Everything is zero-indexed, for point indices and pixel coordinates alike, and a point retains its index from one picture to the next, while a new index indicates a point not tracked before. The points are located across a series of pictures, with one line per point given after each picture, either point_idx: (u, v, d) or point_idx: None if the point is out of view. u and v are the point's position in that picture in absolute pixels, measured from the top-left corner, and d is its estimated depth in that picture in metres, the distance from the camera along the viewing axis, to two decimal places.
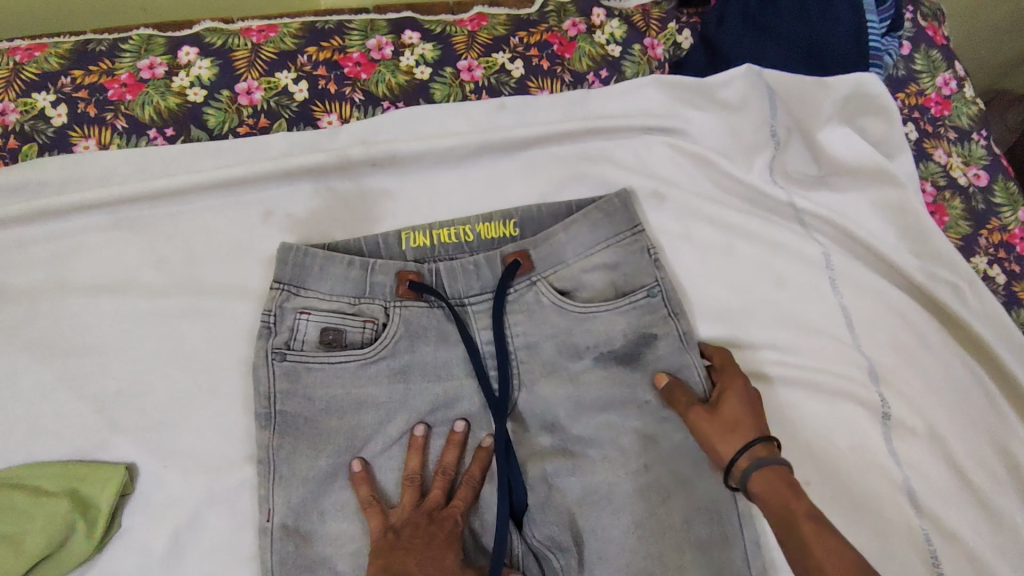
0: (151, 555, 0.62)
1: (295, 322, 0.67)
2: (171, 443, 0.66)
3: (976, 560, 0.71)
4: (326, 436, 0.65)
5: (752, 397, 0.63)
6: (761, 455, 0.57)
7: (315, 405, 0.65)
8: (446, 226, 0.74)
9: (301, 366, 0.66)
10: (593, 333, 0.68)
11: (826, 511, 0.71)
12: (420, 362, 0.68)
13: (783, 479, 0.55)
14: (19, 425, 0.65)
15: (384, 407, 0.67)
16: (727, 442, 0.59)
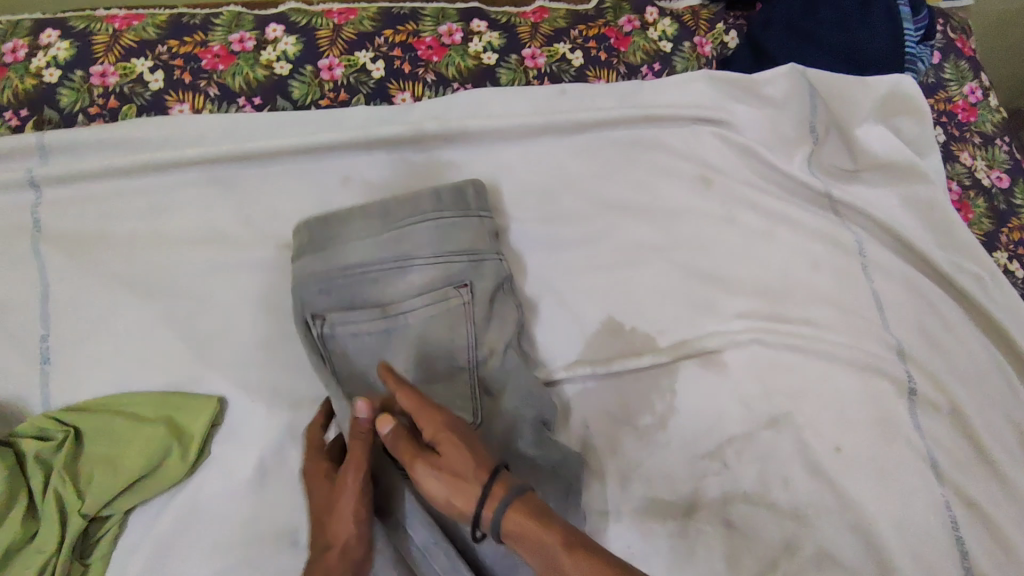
0: (237, 480, 0.69)
1: (328, 292, 0.71)
2: (257, 381, 0.72)
3: (991, 526, 0.76)
4: (378, 391, 0.71)
5: (460, 434, 0.54)
6: (504, 498, 0.51)
7: (360, 365, 0.71)
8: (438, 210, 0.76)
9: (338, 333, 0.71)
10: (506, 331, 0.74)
11: (855, 476, 0.76)
12: (448, 338, 0.73)
13: (523, 518, 0.50)
14: (119, 358, 0.71)
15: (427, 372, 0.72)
16: (468, 498, 0.51)
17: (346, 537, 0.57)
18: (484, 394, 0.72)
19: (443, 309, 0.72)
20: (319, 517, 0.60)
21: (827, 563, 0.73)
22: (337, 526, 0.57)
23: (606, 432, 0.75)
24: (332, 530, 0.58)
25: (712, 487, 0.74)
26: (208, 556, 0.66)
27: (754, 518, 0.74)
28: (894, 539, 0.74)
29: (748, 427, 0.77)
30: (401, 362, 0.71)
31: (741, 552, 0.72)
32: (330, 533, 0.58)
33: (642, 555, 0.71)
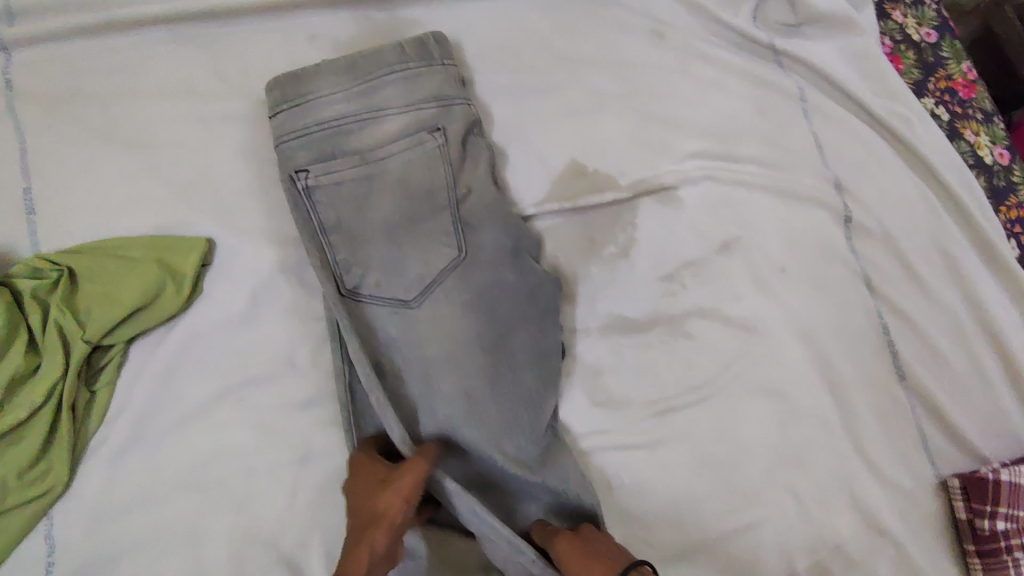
0: (232, 311, 0.72)
1: (305, 143, 0.73)
2: (243, 223, 0.75)
3: (915, 328, 0.87)
4: (363, 233, 0.73)
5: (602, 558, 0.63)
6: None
7: (344, 208, 0.73)
8: (400, 58, 0.77)
9: (318, 181, 0.72)
10: (474, 175, 0.78)
11: (797, 292, 0.85)
12: (421, 177, 0.75)
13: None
14: (107, 207, 0.74)
15: (406, 208, 0.74)
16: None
17: (393, 508, 0.59)
18: (463, 229, 0.75)
19: (420, 153, 0.75)
20: (364, 496, 0.61)
21: (773, 363, 0.82)
22: (389, 498, 0.60)
23: (575, 262, 0.82)
24: (379, 502, 0.60)
25: (672, 305, 0.82)
26: (211, 380, 0.71)
27: (710, 329, 0.82)
28: (830, 341, 0.84)
29: (704, 252, 0.84)
30: (386, 204, 0.74)
31: (699, 358, 0.81)
32: (378, 507, 0.60)
33: (612, 364, 0.79)
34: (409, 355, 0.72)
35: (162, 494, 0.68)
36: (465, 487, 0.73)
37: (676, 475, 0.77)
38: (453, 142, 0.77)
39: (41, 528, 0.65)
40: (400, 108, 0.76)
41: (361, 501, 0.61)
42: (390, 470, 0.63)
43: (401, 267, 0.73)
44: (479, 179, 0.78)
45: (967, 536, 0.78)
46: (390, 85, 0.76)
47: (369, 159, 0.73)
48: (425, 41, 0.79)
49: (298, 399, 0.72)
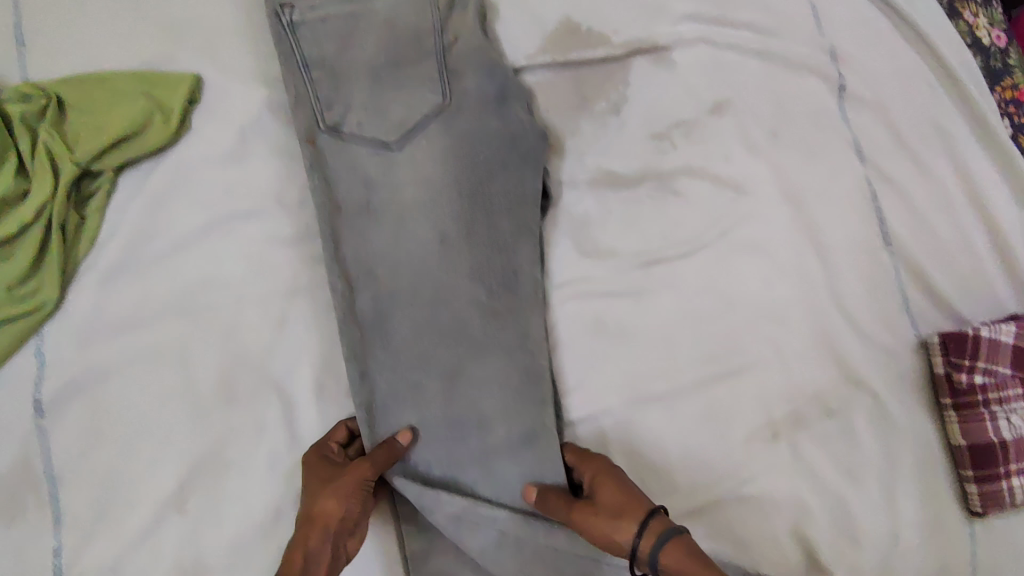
0: (219, 147, 0.72)
1: None
2: (231, 62, 0.75)
3: (903, 197, 0.87)
4: (346, 72, 0.73)
5: (626, 478, 0.65)
6: (671, 527, 0.58)
7: (328, 45, 0.73)
8: None
9: (302, 18, 0.72)
10: (463, 23, 0.77)
11: (788, 156, 0.85)
12: (407, 20, 0.74)
13: (681, 546, 0.56)
14: (95, 41, 0.74)
15: (390, 49, 0.74)
16: (634, 512, 0.59)
17: (325, 509, 0.61)
18: (449, 75, 0.75)
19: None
20: (308, 492, 0.63)
21: (760, 221, 0.82)
22: (324, 499, 0.62)
23: (564, 116, 0.81)
24: (316, 504, 0.61)
25: (661, 162, 0.82)
26: (198, 212, 0.71)
27: (699, 187, 0.82)
28: (818, 205, 0.84)
29: (695, 113, 0.84)
30: (370, 43, 0.73)
31: (686, 214, 0.81)
32: (314, 508, 0.61)
33: (598, 217, 0.79)
34: (386, 199, 0.72)
35: (150, 317, 0.69)
36: (442, 334, 0.71)
37: (659, 323, 0.78)
38: None
39: (34, 342, 0.66)
40: None
41: (304, 502, 0.63)
42: (336, 472, 0.64)
43: (382, 108, 0.73)
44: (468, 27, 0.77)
45: (945, 391, 0.79)
46: None
47: None
48: None
49: (285, 234, 0.72)
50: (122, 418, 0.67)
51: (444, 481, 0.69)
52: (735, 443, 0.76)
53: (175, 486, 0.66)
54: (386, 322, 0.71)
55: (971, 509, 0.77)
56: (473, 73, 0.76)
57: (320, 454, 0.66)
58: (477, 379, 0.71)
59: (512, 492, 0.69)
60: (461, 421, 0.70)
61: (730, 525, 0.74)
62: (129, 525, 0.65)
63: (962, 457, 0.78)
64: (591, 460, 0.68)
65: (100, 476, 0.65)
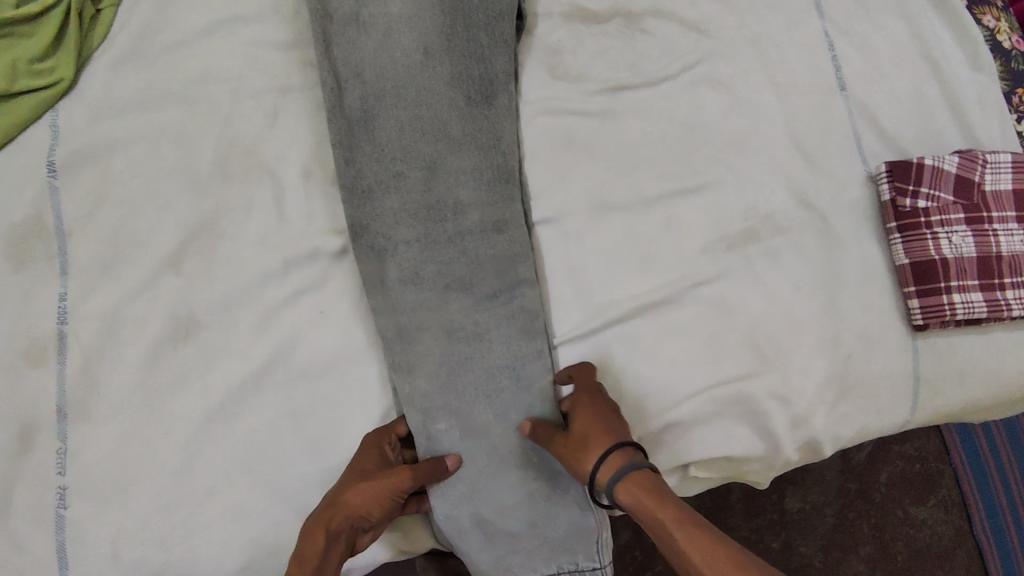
0: None
1: None
2: None
3: (859, 49, 0.92)
4: None
5: (604, 405, 0.65)
6: (623, 465, 0.58)
7: None
8: None
9: None
10: None
11: (751, 8, 0.91)
12: None
13: (638, 484, 0.57)
14: None
15: None
16: (594, 451, 0.61)
17: (355, 500, 0.62)
18: None
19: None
20: (344, 480, 0.65)
21: (721, 60, 0.88)
22: (355, 493, 0.62)
23: None
24: (348, 493, 0.63)
25: (631, 2, 0.88)
26: (200, 13, 0.78)
27: (665, 26, 0.88)
28: (775, 50, 0.90)
29: None
30: None
31: (653, 51, 0.87)
32: (345, 496, 0.63)
33: (571, 46, 0.85)
34: (374, 12, 0.78)
35: (153, 100, 0.75)
36: (423, 131, 0.77)
37: (622, 141, 0.83)
38: None
39: (49, 117, 0.73)
40: None
41: (338, 485, 0.65)
42: (376, 473, 0.65)
43: None
44: None
45: (890, 216, 0.84)
46: None
47: None
48: None
49: (281, 39, 0.79)
50: (125, 185, 0.73)
51: (418, 262, 0.73)
52: (692, 251, 0.81)
53: (173, 248, 0.72)
54: (366, 117, 0.77)
55: (912, 322, 0.82)
56: None
57: (371, 450, 0.68)
58: (451, 172, 0.76)
59: (486, 270, 0.74)
60: (438, 207, 0.75)
61: (685, 324, 0.78)
62: (129, 279, 0.71)
63: (905, 275, 0.82)
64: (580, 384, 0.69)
65: (102, 233, 0.71)
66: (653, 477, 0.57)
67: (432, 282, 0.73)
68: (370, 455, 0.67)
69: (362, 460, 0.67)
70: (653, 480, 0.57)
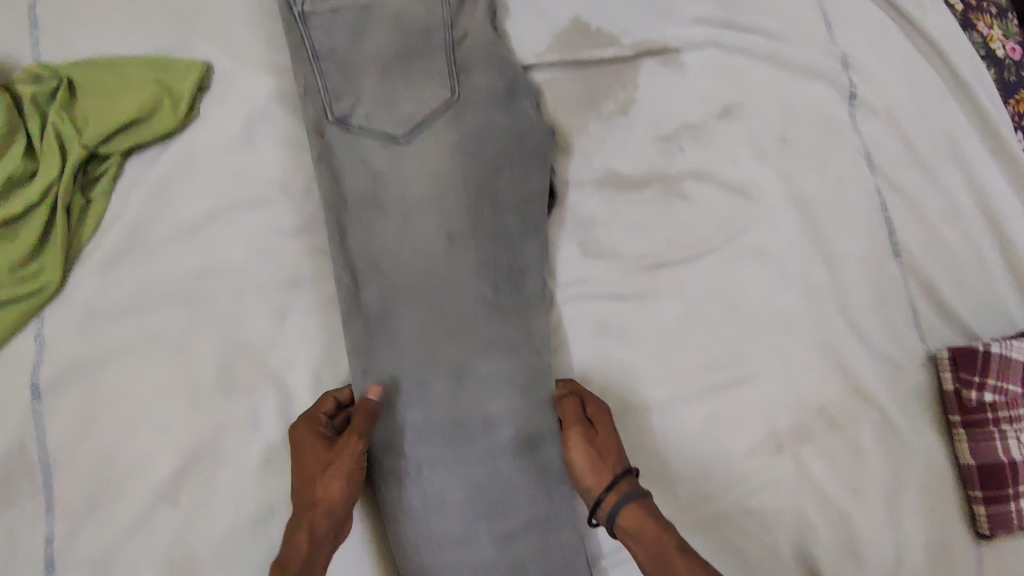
0: (227, 135, 0.72)
1: None
2: (241, 50, 0.74)
3: (914, 208, 0.85)
4: (354, 70, 0.72)
5: (615, 425, 0.69)
6: (634, 492, 0.63)
7: (337, 38, 0.73)
8: None
9: (306, 16, 0.73)
10: (469, 22, 0.76)
11: (798, 165, 0.84)
12: (410, 20, 0.73)
13: (645, 509, 0.62)
14: (107, 24, 0.73)
15: (393, 51, 0.73)
16: (608, 470, 0.65)
17: (332, 495, 0.61)
18: (457, 69, 0.74)
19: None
20: (302, 475, 0.62)
21: (768, 228, 0.81)
22: (327, 486, 0.62)
23: (573, 117, 0.80)
24: (318, 489, 0.61)
25: (669, 164, 0.81)
26: (201, 201, 0.70)
27: (706, 191, 0.80)
28: (827, 213, 0.83)
29: (704, 117, 0.83)
30: (379, 39, 0.73)
31: (695, 219, 0.80)
32: (318, 491, 0.61)
33: (605, 217, 0.79)
34: (392, 193, 0.71)
35: (149, 302, 0.68)
36: (448, 329, 0.69)
37: (663, 326, 0.77)
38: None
39: (31, 327, 0.66)
40: None
41: (296, 477, 0.63)
42: (325, 455, 0.63)
43: (387, 118, 0.72)
44: (469, 31, 0.76)
45: (953, 407, 0.77)
46: None
47: None
48: None
49: (291, 225, 0.72)
50: (119, 406, 0.66)
51: (443, 489, 0.68)
52: (737, 454, 0.75)
53: (170, 478, 0.65)
54: (385, 315, 0.69)
55: (977, 530, 0.76)
56: (476, 82, 0.74)
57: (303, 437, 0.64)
58: (479, 379, 0.69)
59: (520, 495, 0.69)
60: (466, 422, 0.68)
61: (726, 536, 0.74)
62: (122, 517, 0.64)
63: (971, 477, 0.76)
64: (589, 397, 0.71)
65: (93, 464, 0.65)
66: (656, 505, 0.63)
67: (459, 511, 0.67)
68: (307, 437, 0.64)
69: (302, 446, 0.64)
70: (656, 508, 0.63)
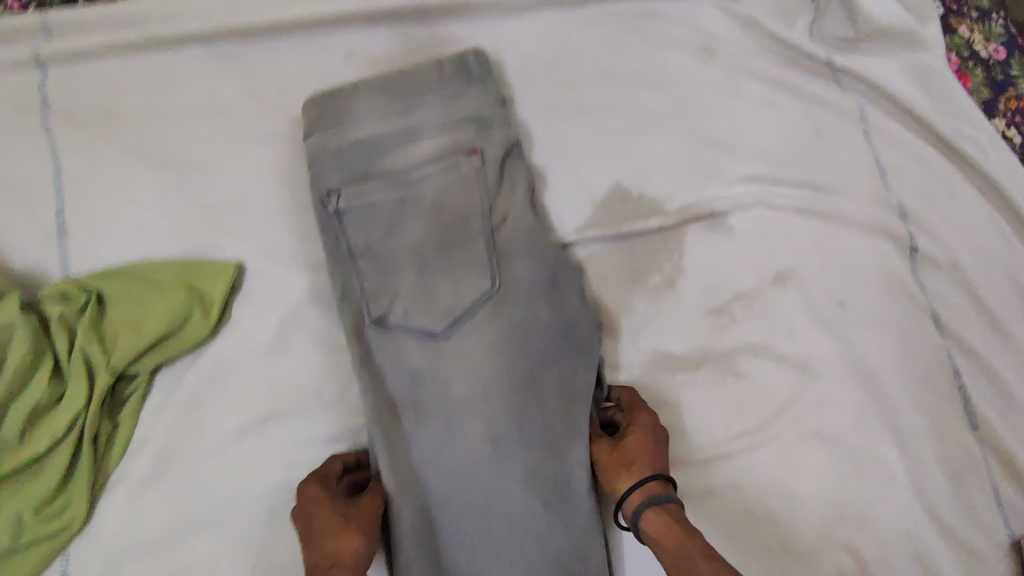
0: (260, 340, 0.70)
1: (328, 172, 0.72)
2: (273, 247, 0.72)
3: (989, 372, 0.78)
4: (391, 267, 0.70)
5: (659, 430, 0.68)
6: (657, 500, 0.62)
7: (372, 233, 0.71)
8: (431, 89, 0.75)
9: (341, 210, 0.71)
10: (508, 205, 0.74)
11: (858, 331, 0.78)
12: (449, 209, 0.72)
13: (670, 520, 0.61)
14: (138, 225, 0.72)
15: (431, 245, 0.71)
16: (632, 475, 0.65)
17: (363, 548, 0.59)
18: (497, 259, 0.71)
19: (455, 177, 0.72)
20: (327, 528, 0.59)
21: (831, 407, 0.75)
22: (357, 537, 0.59)
23: (616, 293, 0.77)
24: (349, 543, 0.59)
25: (720, 340, 0.76)
26: (234, 416, 0.68)
27: (763, 369, 0.75)
28: (896, 385, 0.76)
29: (755, 283, 0.78)
30: (417, 232, 0.71)
31: (752, 400, 0.74)
32: (348, 544, 0.59)
33: (654, 404, 0.74)
34: (433, 397, 0.68)
35: (182, 529, 0.65)
36: (495, 551, 0.66)
37: (724, 523, 0.72)
38: (485, 182, 0.73)
39: (58, 564, 0.64)
40: (446, 146, 0.74)
41: (321, 530, 0.59)
42: (349, 511, 0.61)
43: (427, 317, 0.69)
44: (509, 214, 0.73)
45: None
46: (423, 120, 0.74)
47: (403, 182, 0.72)
48: (466, 63, 0.77)
49: (326, 434, 0.69)
50: None
51: None
52: None
53: None
54: (430, 535, 0.66)
55: None
56: (518, 274, 0.71)
57: (322, 491, 0.62)
58: None
59: None
60: None
61: None
62: None
63: None
64: (631, 399, 0.71)
65: None
66: (682, 516, 0.61)
67: None
68: (327, 494, 0.62)
69: (322, 502, 0.61)
70: (683, 520, 0.61)
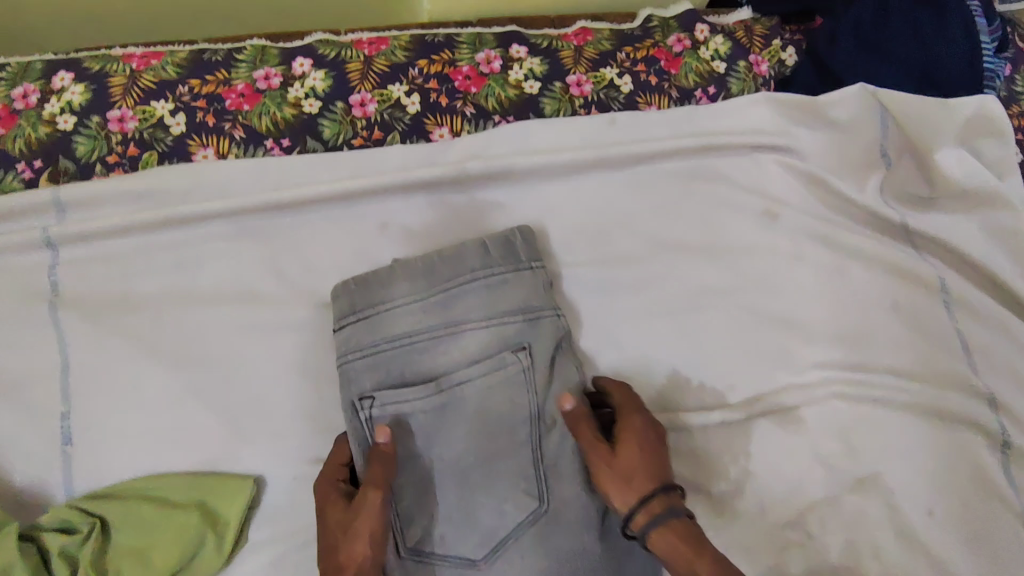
0: (282, 566, 0.64)
1: (362, 376, 0.65)
2: (300, 456, 0.67)
3: None
4: (429, 485, 0.63)
5: (653, 436, 0.62)
6: (665, 517, 0.56)
7: (410, 446, 0.64)
8: (473, 276, 0.68)
9: (375, 420, 0.63)
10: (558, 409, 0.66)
11: (954, 550, 0.68)
12: (495, 417, 0.64)
13: (681, 537, 0.56)
14: (152, 431, 0.66)
15: (473, 460, 0.63)
16: (633, 491, 0.58)
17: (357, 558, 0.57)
18: (546, 477, 0.64)
19: (500, 380, 0.65)
20: (330, 536, 0.59)
21: None
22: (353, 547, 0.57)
23: None
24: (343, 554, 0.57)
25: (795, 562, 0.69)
26: None
27: None
28: None
29: (829, 491, 0.71)
30: (459, 445, 0.64)
31: None
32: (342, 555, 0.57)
33: None
34: None
35: None
36: None
37: None
38: (535, 385, 0.65)
39: None
40: (491, 342, 0.66)
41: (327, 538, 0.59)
42: (348, 517, 0.59)
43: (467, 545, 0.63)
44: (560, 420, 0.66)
45: None
46: (466, 312, 0.67)
47: (443, 386, 0.64)
48: (511, 244, 0.70)
49: None
50: None
51: None
52: None
53: None
54: None
55: None
56: (569, 495, 0.64)
57: (328, 495, 0.61)
58: None
59: None
60: None
61: None
62: None
63: None
64: (627, 407, 0.64)
65: None
66: (691, 523, 0.56)
67: None
68: (332, 500, 0.61)
69: (330, 506, 0.61)
70: (692, 528, 0.56)
